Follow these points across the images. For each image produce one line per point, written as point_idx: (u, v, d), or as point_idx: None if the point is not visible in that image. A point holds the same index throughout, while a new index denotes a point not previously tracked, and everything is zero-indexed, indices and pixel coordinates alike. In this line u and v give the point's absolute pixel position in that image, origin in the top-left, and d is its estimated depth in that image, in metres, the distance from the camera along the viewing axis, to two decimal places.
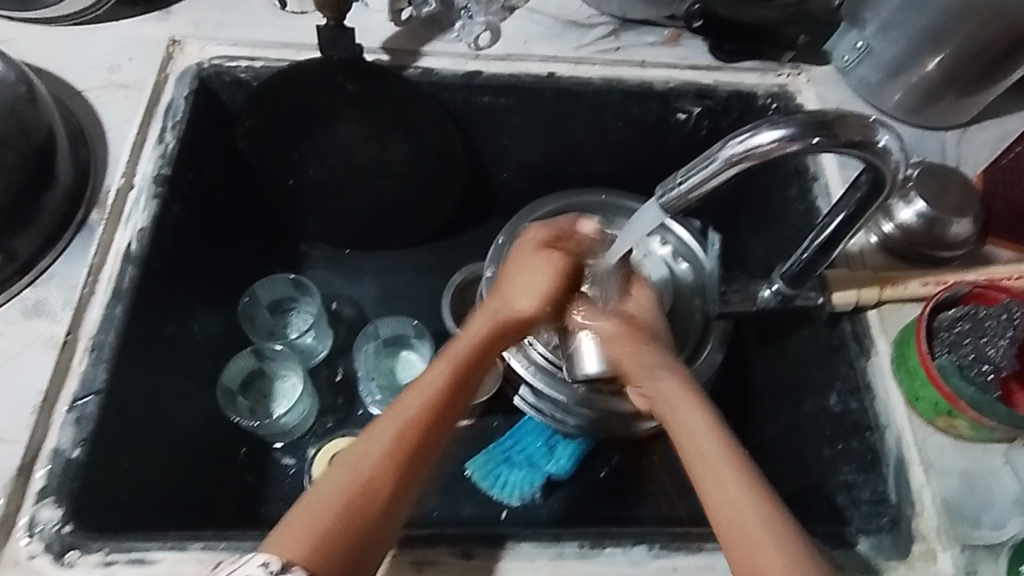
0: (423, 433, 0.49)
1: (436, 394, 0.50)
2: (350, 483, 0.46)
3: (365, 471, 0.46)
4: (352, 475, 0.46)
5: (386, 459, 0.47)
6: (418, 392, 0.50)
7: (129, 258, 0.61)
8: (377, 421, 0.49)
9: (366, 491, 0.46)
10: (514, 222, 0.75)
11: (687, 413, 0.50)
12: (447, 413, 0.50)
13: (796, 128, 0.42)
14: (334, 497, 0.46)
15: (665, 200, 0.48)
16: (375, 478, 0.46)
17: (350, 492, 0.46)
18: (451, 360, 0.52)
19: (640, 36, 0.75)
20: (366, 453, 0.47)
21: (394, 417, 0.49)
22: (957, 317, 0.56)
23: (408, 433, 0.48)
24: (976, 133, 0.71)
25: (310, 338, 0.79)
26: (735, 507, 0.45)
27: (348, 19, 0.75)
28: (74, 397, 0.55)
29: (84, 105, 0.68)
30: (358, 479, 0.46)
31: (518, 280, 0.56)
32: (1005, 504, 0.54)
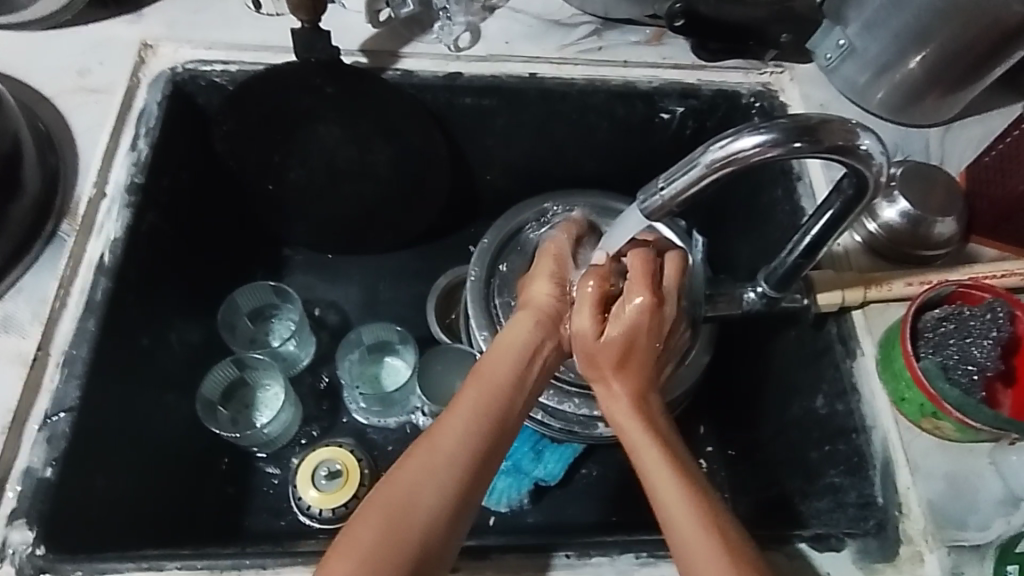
0: (470, 452, 0.48)
1: (473, 413, 0.49)
2: (396, 503, 0.45)
3: (412, 493, 0.45)
4: (398, 497, 0.45)
5: (432, 481, 0.46)
6: (458, 410, 0.49)
7: (102, 270, 0.60)
8: (418, 443, 0.48)
9: (412, 511, 0.45)
10: (501, 223, 0.75)
11: (635, 427, 0.51)
12: (493, 429, 0.49)
13: (777, 133, 0.41)
14: (381, 517, 0.44)
15: (647, 205, 0.47)
16: (422, 498, 0.45)
17: (396, 515, 0.44)
18: (489, 374, 0.52)
19: (623, 36, 0.75)
20: (412, 474, 0.46)
21: (438, 437, 0.48)
22: (941, 318, 0.55)
23: (454, 454, 0.47)
24: (960, 131, 0.71)
25: (293, 345, 0.77)
26: (679, 518, 0.46)
27: (326, 21, 0.73)
28: (46, 415, 0.54)
29: (53, 112, 0.66)
30: (405, 499, 0.45)
31: (535, 290, 0.59)
32: (991, 505, 0.54)
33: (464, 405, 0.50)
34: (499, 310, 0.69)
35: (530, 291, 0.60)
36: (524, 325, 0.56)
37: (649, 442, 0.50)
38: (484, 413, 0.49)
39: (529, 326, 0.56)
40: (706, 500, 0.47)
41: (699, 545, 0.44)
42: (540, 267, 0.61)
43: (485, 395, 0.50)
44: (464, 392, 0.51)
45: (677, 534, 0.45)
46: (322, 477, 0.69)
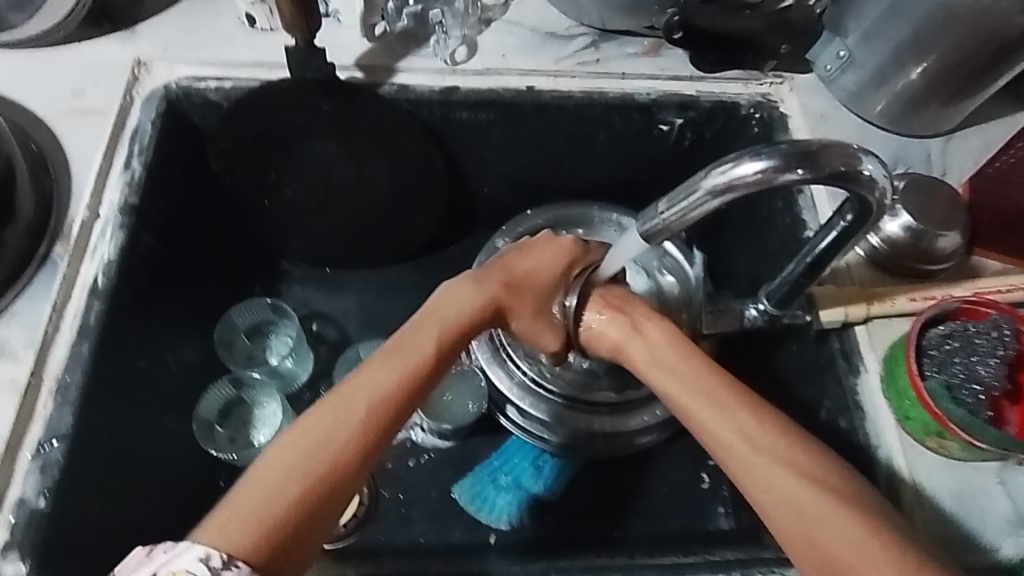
0: (398, 403, 0.47)
1: (409, 368, 0.48)
2: (314, 448, 0.43)
3: (337, 437, 0.44)
4: (320, 439, 0.44)
5: (357, 423, 0.45)
6: (394, 359, 0.48)
7: (95, 293, 0.59)
8: (354, 378, 0.47)
9: (334, 460, 0.43)
10: (550, 208, 0.76)
11: (695, 401, 0.49)
12: (423, 380, 0.49)
13: (778, 159, 0.41)
14: (299, 452, 0.43)
15: (647, 228, 0.47)
16: (346, 445, 0.44)
17: (309, 457, 0.43)
18: (431, 327, 0.51)
19: (621, 47, 0.74)
20: (334, 420, 0.45)
21: (371, 379, 0.47)
22: (945, 336, 0.55)
23: (383, 395, 0.46)
24: (962, 141, 0.70)
25: (291, 362, 0.77)
26: (785, 490, 0.44)
27: (321, 36, 0.73)
28: (38, 443, 0.53)
29: (46, 132, 0.65)
30: (325, 443, 0.44)
31: (520, 274, 0.56)
32: (998, 525, 0.53)
33: (407, 352, 0.49)
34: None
35: (524, 262, 0.56)
36: (484, 288, 0.54)
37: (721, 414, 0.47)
38: (417, 366, 0.48)
39: (482, 293, 0.54)
40: (813, 463, 0.45)
41: (809, 509, 0.43)
42: (542, 256, 0.57)
43: (424, 353, 0.49)
44: (416, 338, 0.50)
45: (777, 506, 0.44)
46: None
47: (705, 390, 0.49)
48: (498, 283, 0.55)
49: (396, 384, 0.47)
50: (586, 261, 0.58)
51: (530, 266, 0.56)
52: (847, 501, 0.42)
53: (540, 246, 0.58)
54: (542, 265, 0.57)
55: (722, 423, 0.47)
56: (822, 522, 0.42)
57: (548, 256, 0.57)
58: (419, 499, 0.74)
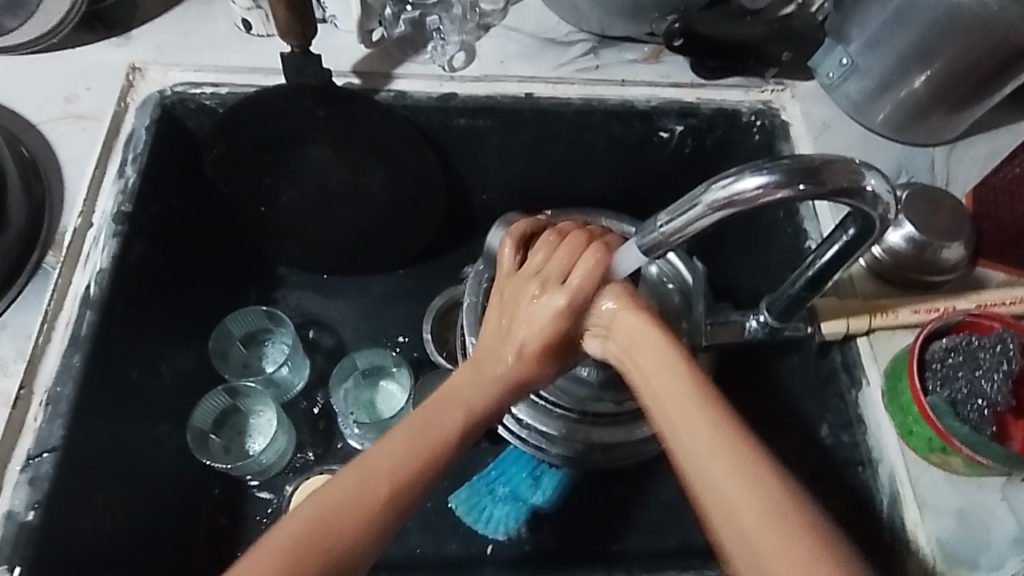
0: (419, 483, 0.45)
1: (431, 446, 0.47)
2: (330, 525, 0.42)
3: (355, 517, 0.43)
4: (331, 518, 0.42)
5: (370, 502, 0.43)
6: (419, 435, 0.47)
7: (88, 302, 0.58)
8: (369, 455, 0.45)
9: (350, 542, 0.42)
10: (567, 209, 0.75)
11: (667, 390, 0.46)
12: (443, 459, 0.47)
13: (780, 175, 0.40)
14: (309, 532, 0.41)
15: (645, 241, 0.46)
16: (363, 525, 0.43)
17: (320, 536, 0.42)
18: (453, 406, 0.50)
19: (621, 53, 0.73)
20: (354, 495, 0.43)
21: (385, 457, 0.45)
22: (948, 349, 0.54)
23: (401, 477, 0.45)
24: (965, 150, 0.69)
25: (287, 371, 0.75)
26: (743, 503, 0.40)
27: (318, 41, 0.72)
28: (28, 455, 0.53)
29: (39, 139, 0.65)
30: (335, 523, 0.42)
31: (523, 344, 0.52)
32: (1004, 543, 0.52)
33: (425, 432, 0.47)
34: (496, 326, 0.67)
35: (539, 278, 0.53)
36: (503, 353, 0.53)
37: (691, 406, 0.44)
38: (440, 445, 0.47)
39: (489, 376, 0.52)
40: (783, 478, 0.41)
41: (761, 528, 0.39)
42: (537, 317, 0.52)
43: (440, 429, 0.48)
44: (433, 419, 0.48)
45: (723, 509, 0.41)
46: None
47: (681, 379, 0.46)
48: (509, 357, 0.53)
49: (418, 462, 0.46)
50: (586, 290, 0.51)
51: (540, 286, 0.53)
52: (804, 519, 0.39)
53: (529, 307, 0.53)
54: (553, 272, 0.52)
55: (693, 418, 0.44)
56: (777, 548, 0.38)
57: (546, 314, 0.52)
58: (415, 510, 0.73)
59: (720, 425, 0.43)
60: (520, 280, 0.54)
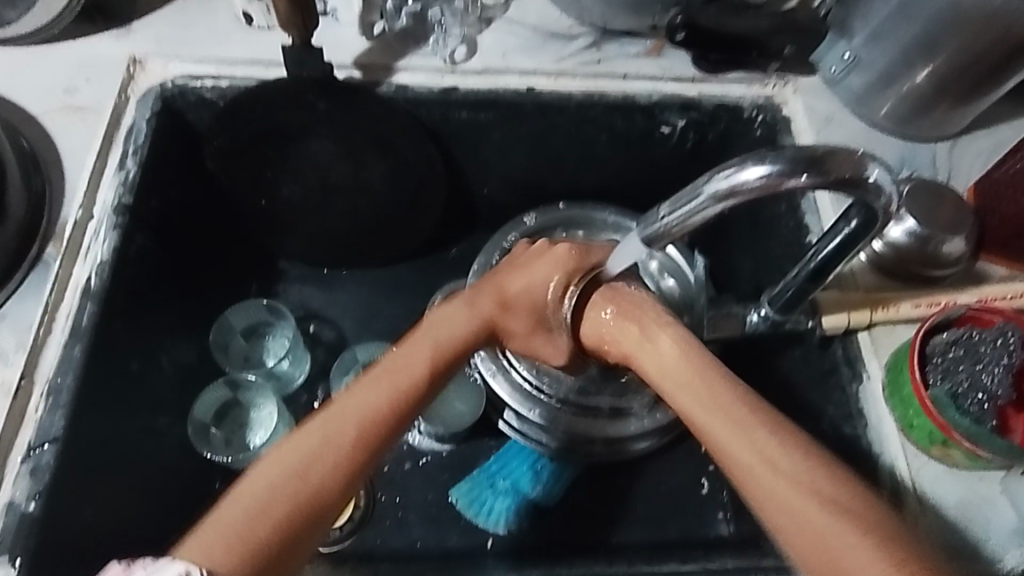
0: (390, 419, 0.45)
1: (405, 385, 0.47)
2: (302, 463, 0.41)
3: (326, 454, 0.42)
4: (302, 453, 0.42)
5: (341, 440, 0.43)
6: (388, 376, 0.47)
7: (88, 294, 0.58)
8: (341, 398, 0.45)
9: (322, 480, 0.41)
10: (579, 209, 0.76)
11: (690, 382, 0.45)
12: (415, 401, 0.47)
13: (783, 165, 0.40)
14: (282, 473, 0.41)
15: (648, 232, 0.46)
16: (335, 462, 0.42)
17: (292, 473, 0.41)
18: (422, 344, 0.50)
19: (623, 47, 0.73)
20: (325, 436, 0.43)
21: (357, 400, 0.45)
22: (950, 342, 0.54)
23: (371, 415, 0.44)
24: (968, 144, 0.69)
25: (287, 364, 0.76)
26: (783, 488, 0.39)
27: (319, 34, 0.72)
28: (29, 446, 0.53)
29: (39, 131, 0.64)
30: (307, 461, 0.41)
31: (508, 294, 0.55)
32: (1004, 536, 0.52)
33: (397, 372, 0.47)
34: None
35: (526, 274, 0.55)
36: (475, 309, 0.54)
37: (716, 398, 0.44)
38: (412, 384, 0.47)
39: (475, 315, 0.54)
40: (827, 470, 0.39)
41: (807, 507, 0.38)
42: (532, 272, 0.55)
43: (413, 373, 0.48)
44: (406, 359, 0.48)
45: (765, 499, 0.39)
46: None
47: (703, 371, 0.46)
48: (479, 312, 0.54)
49: (388, 400, 0.45)
50: (586, 264, 0.55)
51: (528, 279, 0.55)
52: (843, 497, 0.38)
53: (529, 261, 0.56)
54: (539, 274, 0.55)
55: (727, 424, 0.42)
56: (825, 535, 0.37)
57: (540, 272, 0.55)
58: (417, 503, 0.73)
59: (747, 413, 0.42)
60: (540, 247, 0.58)
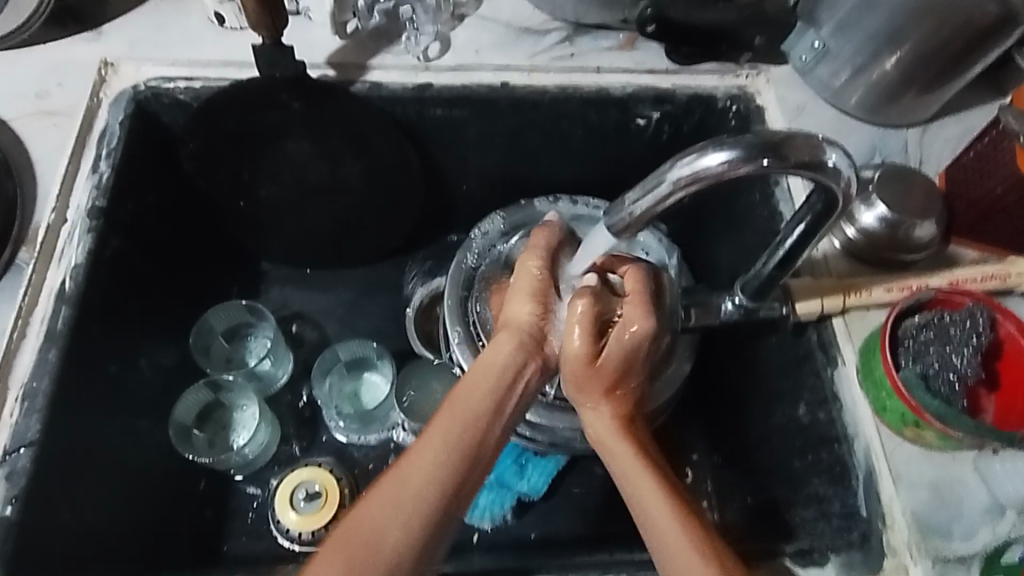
0: (441, 479, 0.47)
1: (449, 447, 0.48)
2: (365, 528, 0.45)
3: (378, 518, 0.46)
4: (367, 519, 0.46)
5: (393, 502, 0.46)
6: (427, 442, 0.48)
7: (63, 298, 0.58)
8: (403, 461, 0.48)
9: (380, 540, 0.45)
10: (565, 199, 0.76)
11: (633, 466, 0.52)
12: (459, 463, 0.48)
13: (743, 150, 0.40)
14: (354, 545, 0.45)
15: (616, 222, 0.46)
16: (390, 524, 0.46)
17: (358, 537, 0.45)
18: (470, 395, 0.51)
19: (595, 41, 0.73)
20: (381, 503, 0.46)
21: (410, 463, 0.48)
22: (921, 325, 0.55)
23: (423, 480, 0.47)
24: (937, 131, 0.70)
25: (269, 363, 0.75)
26: None
27: (291, 33, 0.72)
28: (5, 451, 0.53)
29: (11, 136, 0.64)
30: (372, 535, 0.45)
31: (526, 321, 0.55)
32: (976, 514, 0.53)
33: (434, 432, 0.49)
34: (474, 309, 0.67)
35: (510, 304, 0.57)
36: (500, 342, 0.54)
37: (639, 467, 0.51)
38: (453, 442, 0.49)
39: (506, 349, 0.54)
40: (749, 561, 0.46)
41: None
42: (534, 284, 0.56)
43: (453, 421, 0.49)
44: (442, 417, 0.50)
45: None
46: (300, 499, 0.67)
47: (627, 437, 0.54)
48: (505, 339, 0.54)
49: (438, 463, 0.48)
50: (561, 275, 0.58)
51: (517, 306, 0.56)
52: None
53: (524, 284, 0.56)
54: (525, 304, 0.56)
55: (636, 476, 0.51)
56: None
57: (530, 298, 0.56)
58: None
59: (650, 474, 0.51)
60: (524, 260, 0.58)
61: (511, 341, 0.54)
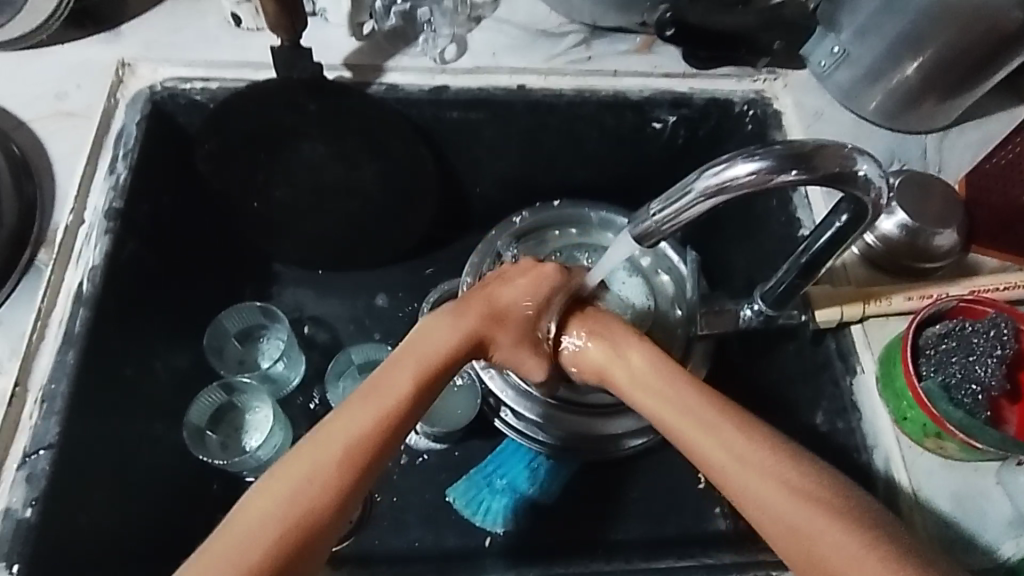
0: (378, 439, 0.45)
1: (391, 407, 0.46)
2: (291, 491, 0.42)
3: (306, 481, 0.42)
4: (295, 478, 0.42)
5: (335, 470, 0.43)
6: (369, 401, 0.46)
7: (80, 300, 0.58)
8: (338, 418, 0.45)
9: (310, 502, 0.42)
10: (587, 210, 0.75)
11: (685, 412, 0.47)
12: (399, 424, 0.46)
13: (772, 161, 0.40)
14: (279, 501, 0.41)
15: (638, 230, 0.46)
16: (319, 488, 0.42)
17: (280, 511, 0.41)
18: (403, 368, 0.48)
19: (612, 45, 0.73)
20: (309, 460, 0.43)
21: (348, 421, 0.45)
22: (942, 335, 0.54)
23: (358, 439, 0.44)
24: (958, 137, 0.69)
25: (282, 366, 0.75)
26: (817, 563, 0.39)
27: (307, 35, 0.71)
28: (25, 453, 0.53)
29: (28, 136, 0.64)
30: (296, 499, 0.42)
31: (500, 315, 0.53)
32: (999, 527, 0.53)
33: (385, 392, 0.47)
34: None
35: (507, 292, 0.54)
36: (464, 324, 0.52)
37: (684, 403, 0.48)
38: (396, 402, 0.46)
39: (464, 330, 0.52)
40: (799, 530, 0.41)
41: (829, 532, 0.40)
42: (534, 279, 0.55)
43: (401, 390, 0.47)
44: (393, 376, 0.48)
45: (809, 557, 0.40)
46: None
47: (658, 378, 0.51)
48: (472, 323, 0.52)
49: (376, 422, 0.45)
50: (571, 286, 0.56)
51: (506, 297, 0.54)
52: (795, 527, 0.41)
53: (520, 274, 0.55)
54: (513, 298, 0.54)
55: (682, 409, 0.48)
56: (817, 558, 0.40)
57: (523, 301, 0.54)
58: (414, 503, 0.73)
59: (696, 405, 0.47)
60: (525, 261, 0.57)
61: (472, 330, 0.52)
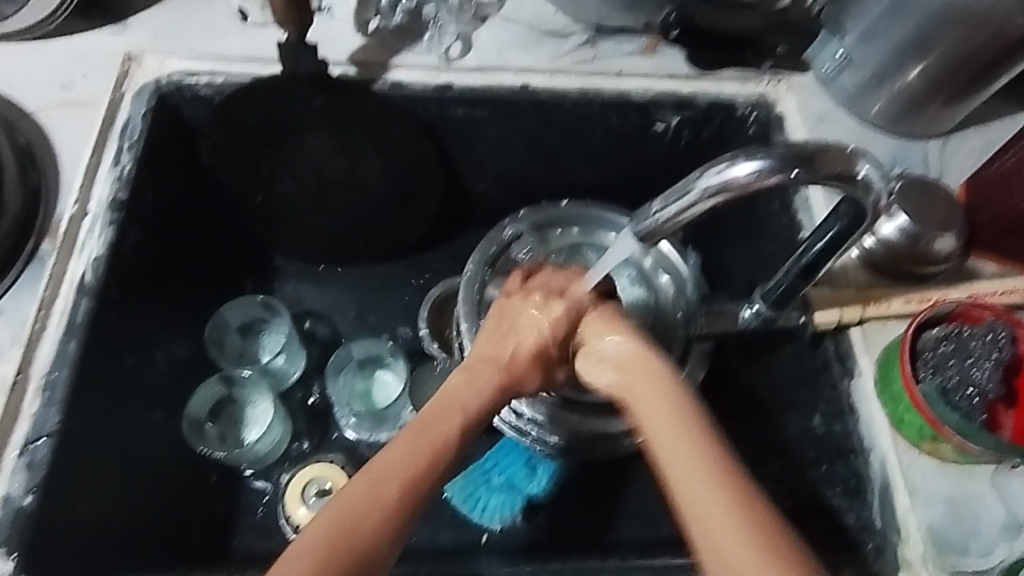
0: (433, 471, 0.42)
1: (441, 446, 0.44)
2: (357, 521, 0.38)
3: (370, 514, 0.39)
4: (355, 511, 0.39)
5: (396, 502, 0.40)
6: (419, 437, 0.43)
7: (83, 290, 0.58)
8: (389, 453, 0.42)
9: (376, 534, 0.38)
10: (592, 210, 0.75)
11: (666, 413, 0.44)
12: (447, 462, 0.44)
13: (775, 161, 0.40)
14: (342, 531, 0.38)
15: (641, 227, 0.46)
16: (385, 520, 0.39)
17: (341, 542, 0.37)
18: (451, 409, 0.47)
19: (617, 45, 0.73)
20: (371, 492, 0.39)
21: (401, 456, 0.42)
22: (940, 338, 0.55)
23: (413, 476, 0.41)
24: (959, 142, 0.70)
25: (282, 360, 0.76)
26: None
27: (313, 30, 0.71)
28: (25, 440, 0.53)
29: (34, 126, 0.64)
30: (361, 531, 0.38)
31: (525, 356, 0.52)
32: (993, 531, 0.53)
33: (433, 431, 0.44)
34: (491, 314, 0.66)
35: (524, 333, 0.53)
36: (490, 373, 0.51)
37: (669, 408, 0.44)
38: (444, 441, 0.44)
39: (495, 378, 0.51)
40: None
41: None
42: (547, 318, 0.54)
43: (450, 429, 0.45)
44: (440, 420, 0.45)
45: None
46: (312, 496, 0.68)
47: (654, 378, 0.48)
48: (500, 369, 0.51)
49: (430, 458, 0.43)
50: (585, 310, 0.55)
51: (525, 338, 0.53)
52: None
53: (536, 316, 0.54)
54: (532, 336, 0.53)
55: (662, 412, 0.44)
56: None
57: (544, 337, 0.53)
58: None
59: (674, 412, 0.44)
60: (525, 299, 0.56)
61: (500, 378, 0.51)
